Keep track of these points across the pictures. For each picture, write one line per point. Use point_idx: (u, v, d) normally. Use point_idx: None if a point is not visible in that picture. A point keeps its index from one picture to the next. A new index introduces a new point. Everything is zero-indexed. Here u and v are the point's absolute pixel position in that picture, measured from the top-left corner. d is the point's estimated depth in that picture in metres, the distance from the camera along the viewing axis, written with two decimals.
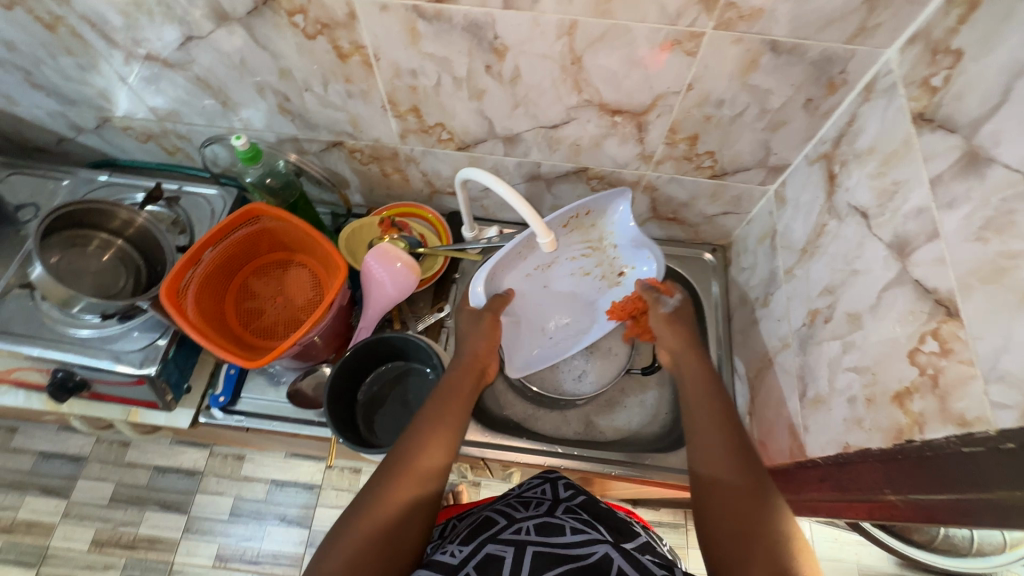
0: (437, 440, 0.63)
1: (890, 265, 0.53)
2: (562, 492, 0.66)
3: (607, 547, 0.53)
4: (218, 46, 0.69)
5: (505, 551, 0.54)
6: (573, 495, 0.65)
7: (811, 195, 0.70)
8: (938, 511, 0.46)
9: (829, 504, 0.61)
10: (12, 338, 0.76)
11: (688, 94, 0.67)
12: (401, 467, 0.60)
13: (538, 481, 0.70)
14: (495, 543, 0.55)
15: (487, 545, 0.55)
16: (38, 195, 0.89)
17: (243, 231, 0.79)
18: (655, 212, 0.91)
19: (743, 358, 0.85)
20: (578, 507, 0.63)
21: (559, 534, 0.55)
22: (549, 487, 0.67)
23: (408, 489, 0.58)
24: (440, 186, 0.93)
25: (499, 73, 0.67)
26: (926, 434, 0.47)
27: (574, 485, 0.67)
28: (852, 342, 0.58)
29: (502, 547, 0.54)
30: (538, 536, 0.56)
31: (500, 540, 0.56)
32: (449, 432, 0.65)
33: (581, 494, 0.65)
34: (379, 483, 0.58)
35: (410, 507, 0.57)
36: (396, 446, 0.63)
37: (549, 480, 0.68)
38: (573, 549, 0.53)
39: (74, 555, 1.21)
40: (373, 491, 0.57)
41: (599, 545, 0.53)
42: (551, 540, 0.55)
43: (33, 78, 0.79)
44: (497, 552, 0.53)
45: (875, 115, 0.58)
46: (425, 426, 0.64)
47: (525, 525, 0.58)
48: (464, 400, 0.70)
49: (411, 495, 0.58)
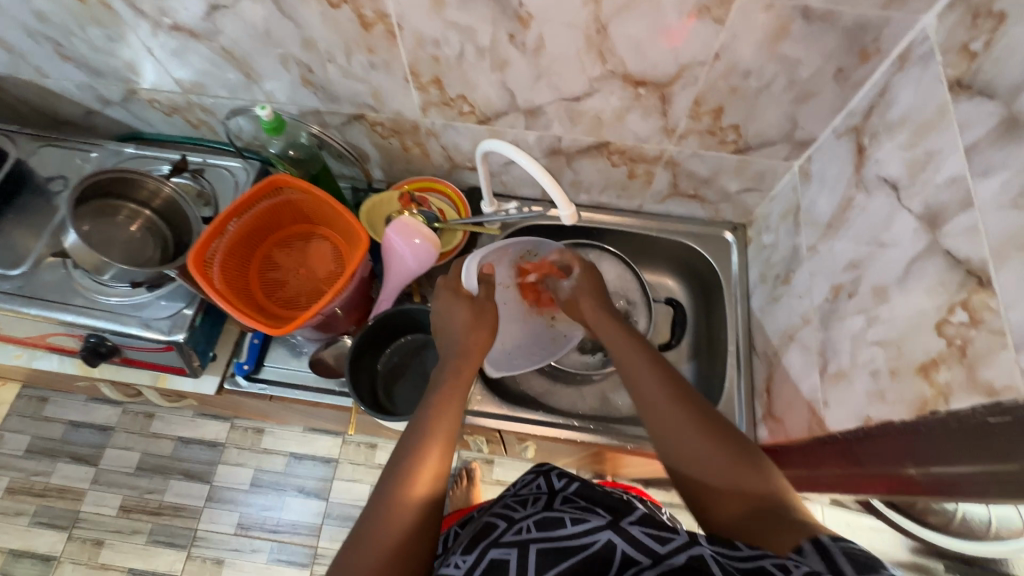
0: (438, 437, 0.61)
1: (920, 237, 0.52)
2: (557, 482, 0.60)
3: (610, 530, 0.47)
4: (243, 16, 0.69)
5: (509, 554, 0.49)
6: (568, 483, 0.59)
7: (837, 169, 0.69)
8: (964, 484, 0.46)
9: (847, 479, 0.61)
10: (47, 305, 0.79)
11: (714, 65, 0.66)
12: (407, 470, 0.58)
13: (531, 476, 0.65)
14: (497, 547, 0.50)
15: (489, 550, 0.50)
16: (67, 168, 0.91)
17: (267, 202, 0.81)
18: (676, 188, 0.90)
19: (762, 337, 0.84)
20: (576, 495, 0.57)
21: (559, 527, 0.49)
22: (544, 480, 0.62)
23: (420, 492, 0.56)
24: (460, 160, 0.93)
25: (522, 42, 0.67)
26: (951, 405, 0.47)
27: (569, 472, 0.60)
28: (877, 316, 0.57)
29: (505, 551, 0.49)
30: (539, 532, 0.50)
31: (503, 543, 0.51)
32: (450, 427, 0.63)
33: (575, 480, 0.59)
34: (389, 493, 0.56)
35: (422, 512, 0.55)
36: (397, 452, 0.60)
37: (543, 472, 0.62)
38: (576, 539, 0.48)
39: (103, 520, 1.26)
40: (382, 502, 0.55)
41: (600, 530, 0.48)
42: (551, 535, 0.49)
43: (63, 50, 0.81)
44: (500, 558, 0.49)
45: (908, 83, 0.57)
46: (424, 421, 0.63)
47: (525, 523, 0.52)
48: (460, 392, 0.67)
49: (422, 496, 0.56)
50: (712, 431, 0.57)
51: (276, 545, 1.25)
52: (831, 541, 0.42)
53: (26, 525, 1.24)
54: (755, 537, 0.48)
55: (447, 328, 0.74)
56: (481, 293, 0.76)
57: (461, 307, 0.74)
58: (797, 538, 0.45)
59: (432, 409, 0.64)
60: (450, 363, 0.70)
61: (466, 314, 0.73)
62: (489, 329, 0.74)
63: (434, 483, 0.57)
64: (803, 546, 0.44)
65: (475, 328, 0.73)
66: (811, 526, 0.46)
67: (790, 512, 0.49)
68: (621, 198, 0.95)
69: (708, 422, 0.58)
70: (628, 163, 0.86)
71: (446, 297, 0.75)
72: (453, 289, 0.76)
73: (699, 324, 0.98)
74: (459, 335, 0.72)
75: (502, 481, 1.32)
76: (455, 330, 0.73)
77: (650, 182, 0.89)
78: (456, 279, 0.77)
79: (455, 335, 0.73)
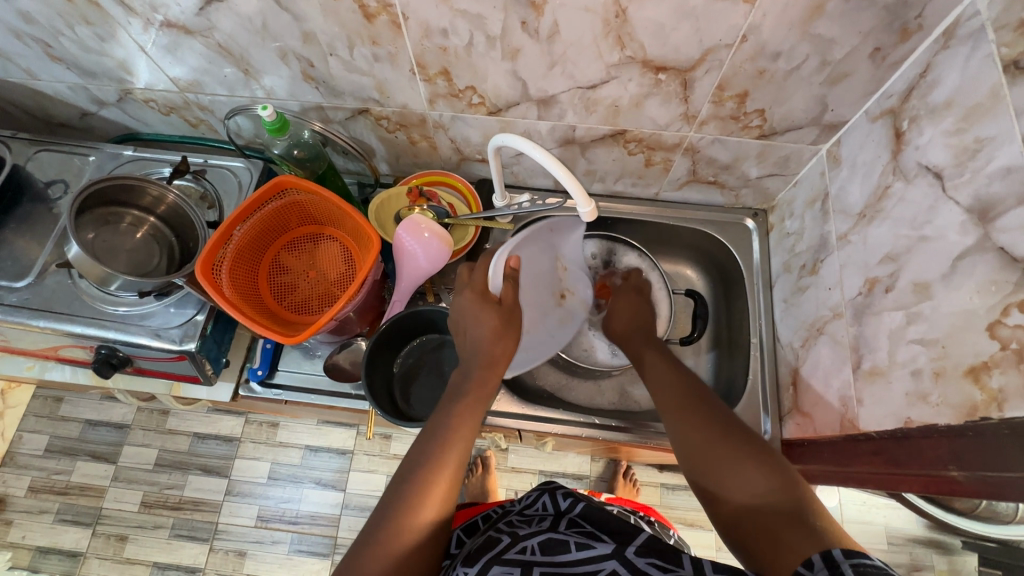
0: (453, 453, 0.59)
1: (968, 231, 0.49)
2: (562, 502, 0.63)
3: (615, 561, 0.49)
4: (239, 9, 0.65)
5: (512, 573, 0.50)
6: (573, 504, 0.62)
7: (871, 155, 0.65)
8: (1010, 489, 0.44)
9: (881, 477, 0.59)
10: (56, 317, 0.77)
11: (741, 47, 0.61)
12: (412, 494, 0.55)
13: (536, 493, 0.67)
14: (501, 565, 0.51)
15: (492, 566, 0.51)
16: (66, 172, 0.88)
17: (273, 205, 0.78)
18: (695, 174, 0.86)
19: (786, 327, 0.82)
20: (580, 518, 0.59)
21: (564, 551, 0.51)
22: (549, 499, 0.64)
23: (428, 515, 0.55)
24: (470, 153, 0.89)
25: (536, 29, 0.63)
26: (1006, 412, 0.44)
27: (574, 493, 0.63)
28: (917, 313, 0.55)
29: (508, 569, 0.50)
30: (543, 555, 0.52)
31: (506, 561, 0.51)
32: (462, 445, 0.61)
33: (579, 501, 0.61)
34: (394, 505, 0.55)
35: (428, 538, 0.54)
36: (404, 466, 0.59)
37: (548, 491, 0.65)
38: (582, 564, 0.49)
39: (125, 516, 1.27)
40: (386, 517, 0.54)
41: (605, 560, 0.49)
42: (555, 558, 0.51)
43: (52, 51, 0.77)
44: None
45: (955, 63, 0.53)
46: (437, 438, 0.60)
47: (529, 543, 0.54)
48: (479, 408, 0.65)
49: (429, 523, 0.54)
50: (719, 427, 0.55)
51: (295, 536, 1.26)
52: (844, 558, 0.39)
53: (51, 522, 1.26)
54: (761, 539, 0.46)
55: (471, 333, 0.69)
56: (508, 296, 0.70)
57: (488, 313, 0.68)
58: (808, 548, 0.42)
59: (450, 418, 0.63)
60: (474, 371, 0.67)
61: (493, 320, 0.68)
62: (515, 337, 0.70)
63: (442, 508, 0.56)
64: (812, 559, 0.40)
65: (502, 337, 0.68)
66: (825, 536, 0.42)
67: (804, 513, 0.45)
68: (637, 186, 0.92)
69: (720, 421, 0.56)
70: (645, 151, 0.82)
71: (471, 301, 0.70)
72: (480, 293, 0.70)
73: (718, 314, 0.96)
74: (484, 343, 0.68)
75: (518, 468, 1.31)
76: (480, 337, 0.68)
77: (668, 169, 0.86)
78: (482, 280, 0.71)
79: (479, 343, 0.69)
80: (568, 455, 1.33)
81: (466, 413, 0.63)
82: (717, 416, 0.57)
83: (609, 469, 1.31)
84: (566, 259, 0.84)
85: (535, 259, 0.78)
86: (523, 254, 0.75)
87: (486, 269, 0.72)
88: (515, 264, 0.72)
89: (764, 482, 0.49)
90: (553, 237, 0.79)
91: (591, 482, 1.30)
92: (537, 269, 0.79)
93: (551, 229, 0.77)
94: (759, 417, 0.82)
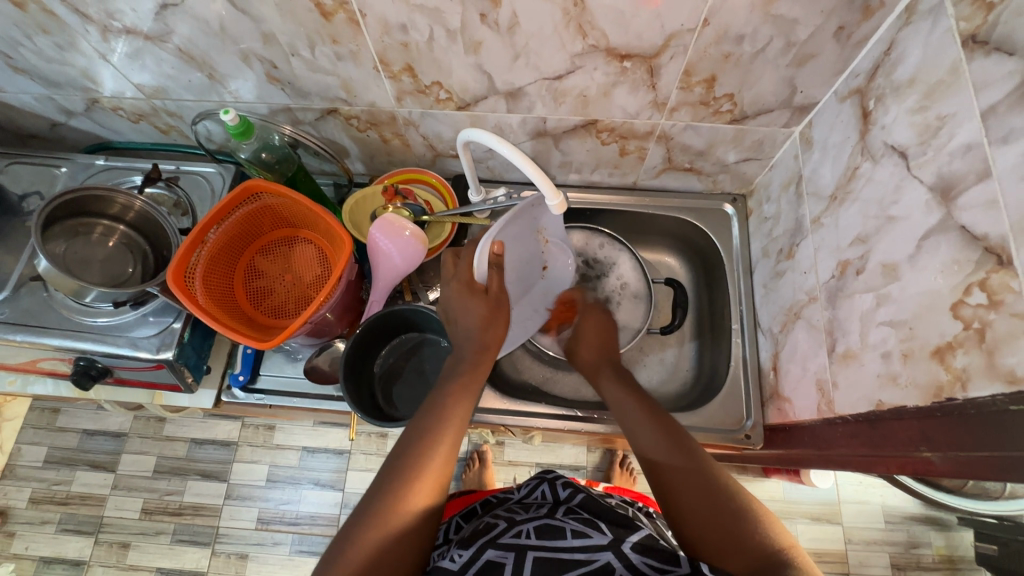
0: (446, 438, 0.59)
1: (932, 211, 0.49)
2: (562, 492, 0.63)
3: (610, 552, 0.49)
4: (195, 13, 0.64)
5: (506, 557, 0.50)
6: (572, 494, 0.61)
7: (841, 136, 0.65)
8: (979, 467, 0.44)
9: (857, 460, 0.59)
10: (32, 330, 0.77)
11: (704, 31, 0.61)
12: (405, 475, 0.55)
13: (534, 482, 0.68)
14: (495, 548, 0.51)
15: (487, 550, 0.51)
16: (40, 183, 0.88)
17: (244, 209, 0.78)
18: (670, 161, 0.85)
19: (767, 313, 0.81)
20: (579, 507, 0.59)
21: (561, 538, 0.51)
22: (548, 488, 0.64)
23: (421, 501, 0.54)
24: (443, 149, 0.88)
25: (495, 21, 0.62)
26: (970, 392, 0.44)
27: (574, 483, 0.63)
28: (887, 295, 0.54)
29: (502, 553, 0.50)
30: (539, 540, 0.52)
31: (500, 544, 0.52)
32: (457, 429, 0.61)
33: (579, 492, 0.61)
34: (390, 483, 0.55)
35: (420, 516, 0.53)
36: (400, 444, 0.59)
37: (547, 480, 0.65)
38: (579, 554, 0.49)
39: (127, 523, 1.28)
40: (381, 495, 0.54)
41: (602, 550, 0.49)
42: (552, 544, 0.51)
43: (14, 62, 0.76)
44: (497, 559, 0.49)
45: (916, 40, 0.52)
46: (431, 422, 0.61)
47: (524, 528, 0.54)
48: (472, 393, 0.65)
49: (425, 506, 0.54)
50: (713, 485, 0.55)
51: (296, 537, 1.27)
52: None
53: (53, 532, 1.27)
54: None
55: (460, 320, 0.70)
56: (494, 284, 0.69)
57: (476, 303, 0.69)
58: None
59: (446, 397, 0.64)
60: (466, 355, 0.69)
61: (481, 309, 0.68)
62: (505, 323, 0.71)
63: (437, 490, 0.56)
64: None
65: (492, 324, 0.69)
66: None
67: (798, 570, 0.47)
68: (614, 176, 0.91)
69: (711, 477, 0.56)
70: (618, 140, 0.81)
71: (457, 293, 0.70)
72: (466, 284, 0.70)
73: (701, 302, 0.95)
74: (475, 332, 0.69)
75: (514, 461, 1.31)
76: (471, 325, 0.69)
77: (643, 157, 0.85)
78: (468, 270, 0.71)
79: (471, 332, 0.69)
80: (564, 447, 1.33)
81: (460, 399, 0.64)
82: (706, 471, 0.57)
83: (605, 458, 1.31)
84: (550, 231, 0.78)
85: (521, 242, 0.73)
86: (512, 241, 0.71)
87: (471, 259, 0.70)
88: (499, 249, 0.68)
89: (762, 543, 0.50)
90: (536, 217, 0.73)
91: (587, 473, 1.31)
92: (524, 251, 0.75)
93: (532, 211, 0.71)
94: (742, 404, 0.81)
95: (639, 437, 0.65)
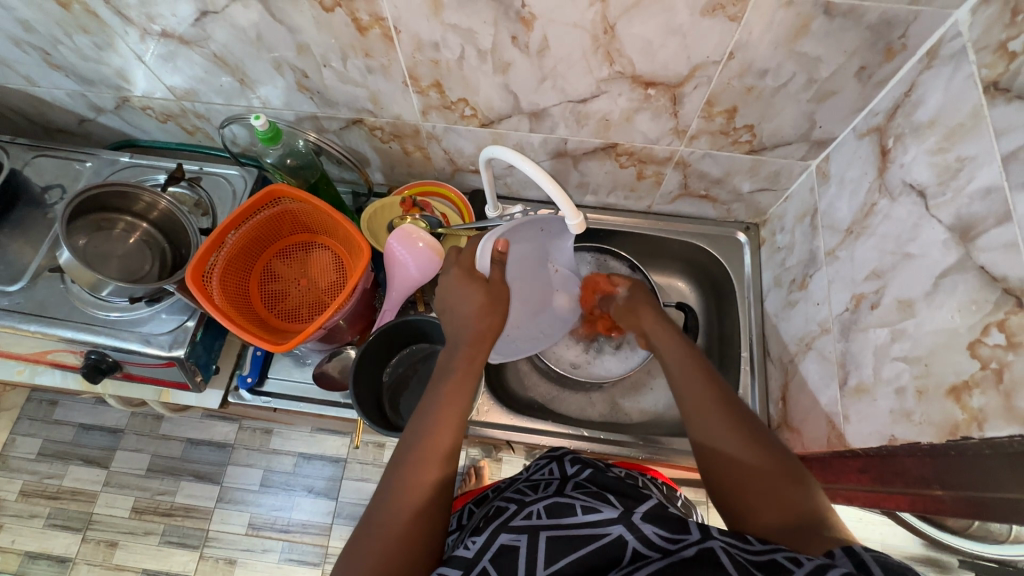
0: (446, 417, 0.60)
1: (950, 250, 0.50)
2: (570, 468, 0.62)
3: (622, 525, 0.46)
4: (234, 21, 0.66)
5: (519, 540, 0.48)
6: (580, 470, 0.60)
7: (858, 171, 0.66)
8: (991, 509, 0.44)
9: (867, 496, 0.58)
10: (47, 321, 0.77)
11: (728, 64, 0.62)
12: (411, 459, 0.56)
13: (544, 461, 0.66)
14: (508, 532, 0.49)
15: (500, 534, 0.49)
16: (63, 176, 0.89)
17: (264, 214, 0.79)
18: (686, 188, 0.87)
19: (777, 342, 0.82)
20: (587, 481, 0.58)
21: (570, 515, 0.49)
22: (557, 466, 0.63)
23: (433, 475, 0.55)
24: (463, 163, 0.90)
25: (526, 44, 0.63)
26: (986, 432, 0.44)
27: (583, 460, 0.62)
28: (902, 330, 0.55)
29: (516, 537, 0.49)
30: (550, 519, 0.50)
31: (514, 527, 0.50)
32: (458, 413, 0.60)
33: (587, 467, 0.60)
34: (399, 471, 0.55)
35: (432, 493, 0.54)
36: (404, 439, 0.58)
37: (556, 459, 0.64)
38: (588, 528, 0.47)
39: (117, 521, 1.26)
40: (392, 485, 0.54)
41: (613, 523, 0.47)
42: (563, 521, 0.49)
43: (51, 58, 0.78)
44: (510, 543, 0.48)
45: (938, 83, 0.54)
46: (435, 407, 0.60)
47: (535, 509, 0.52)
48: (473, 372, 0.65)
49: (435, 479, 0.55)
50: (740, 424, 0.55)
51: (287, 544, 1.25)
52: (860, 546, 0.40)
53: (41, 527, 1.25)
54: (790, 542, 0.46)
55: (457, 309, 0.68)
56: (496, 275, 0.69)
57: (474, 289, 0.67)
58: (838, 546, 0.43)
59: (440, 393, 0.62)
60: (461, 347, 0.66)
61: (480, 297, 0.67)
62: (502, 314, 0.68)
63: (443, 465, 0.56)
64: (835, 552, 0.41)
65: (488, 313, 0.66)
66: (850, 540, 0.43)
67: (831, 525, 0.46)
68: (630, 199, 0.92)
69: (744, 422, 0.55)
70: (637, 164, 0.82)
71: (457, 278, 0.68)
72: (467, 271, 0.69)
73: (710, 327, 0.95)
74: (471, 319, 0.66)
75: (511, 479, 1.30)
76: (467, 313, 0.67)
77: (660, 182, 0.86)
78: (470, 258, 0.70)
79: (467, 318, 0.67)
80: None
81: (458, 379, 0.63)
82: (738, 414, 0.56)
83: None
84: (559, 266, 0.85)
85: (525, 258, 0.78)
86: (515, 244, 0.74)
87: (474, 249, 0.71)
88: (504, 247, 0.70)
89: (795, 492, 0.49)
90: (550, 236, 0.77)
91: None
92: (534, 272, 0.81)
93: (546, 230, 0.76)
94: None
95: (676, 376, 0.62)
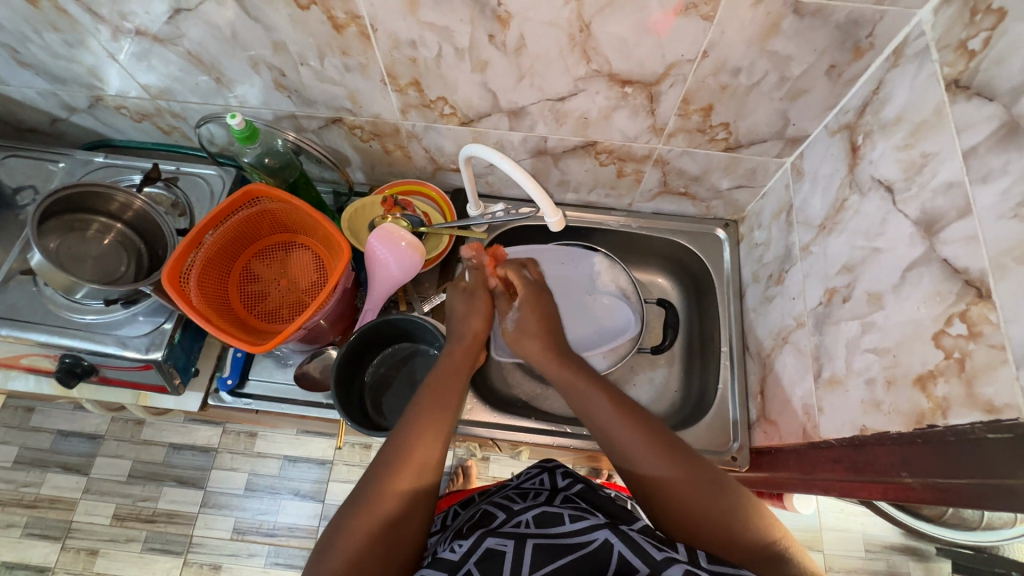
0: (428, 427, 0.59)
1: (916, 243, 0.51)
2: (561, 481, 0.61)
3: (607, 530, 0.47)
4: (208, 18, 0.65)
5: (506, 545, 0.48)
6: (571, 484, 0.60)
7: (830, 168, 0.67)
8: (957, 494, 0.45)
9: (842, 486, 0.59)
10: (18, 326, 0.75)
11: (703, 62, 0.63)
12: (389, 466, 0.56)
13: (535, 471, 0.65)
14: (495, 536, 0.49)
15: (486, 538, 0.49)
16: (36, 177, 0.87)
17: (243, 213, 0.78)
18: (665, 185, 0.87)
19: (755, 337, 0.83)
20: (576, 497, 0.58)
21: (558, 524, 0.50)
22: (547, 478, 0.62)
23: (407, 482, 0.55)
24: (444, 162, 0.90)
25: (503, 42, 0.64)
26: (950, 419, 0.46)
27: (573, 472, 0.62)
28: (872, 323, 0.56)
29: (502, 541, 0.48)
30: (538, 529, 0.50)
31: (500, 533, 0.50)
32: (443, 427, 0.61)
33: (578, 482, 0.60)
34: (380, 473, 0.55)
35: (408, 499, 0.54)
36: (387, 441, 0.59)
37: (548, 469, 0.63)
38: (575, 538, 0.48)
39: (97, 529, 1.24)
40: (371, 482, 0.55)
41: (598, 529, 0.48)
42: (550, 531, 0.49)
43: (21, 57, 0.77)
44: (497, 547, 0.48)
45: (903, 81, 0.55)
46: (416, 415, 0.61)
47: (524, 518, 0.52)
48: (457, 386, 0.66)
49: (409, 489, 0.55)
50: (688, 472, 0.54)
51: (273, 548, 1.24)
52: None
53: (18, 536, 1.22)
54: None
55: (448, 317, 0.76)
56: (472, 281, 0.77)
57: (456, 296, 0.76)
58: None
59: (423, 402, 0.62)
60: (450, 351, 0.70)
61: (460, 303, 0.75)
62: (484, 317, 0.73)
63: (421, 474, 0.56)
64: None
65: (468, 317, 0.73)
66: None
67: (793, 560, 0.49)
68: (610, 197, 0.93)
69: (691, 474, 0.54)
70: (616, 162, 0.83)
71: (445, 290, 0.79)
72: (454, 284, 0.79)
73: (692, 322, 0.97)
74: (457, 323, 0.73)
75: (499, 477, 1.30)
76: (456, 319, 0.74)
77: (640, 180, 0.87)
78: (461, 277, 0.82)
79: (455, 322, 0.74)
80: None
81: (444, 392, 0.64)
82: (681, 461, 0.55)
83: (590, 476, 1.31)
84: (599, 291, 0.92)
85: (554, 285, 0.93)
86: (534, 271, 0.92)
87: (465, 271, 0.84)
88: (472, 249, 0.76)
89: (756, 534, 0.51)
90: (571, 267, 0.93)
91: None
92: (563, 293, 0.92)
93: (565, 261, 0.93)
94: (730, 428, 0.82)
95: (607, 428, 0.60)
